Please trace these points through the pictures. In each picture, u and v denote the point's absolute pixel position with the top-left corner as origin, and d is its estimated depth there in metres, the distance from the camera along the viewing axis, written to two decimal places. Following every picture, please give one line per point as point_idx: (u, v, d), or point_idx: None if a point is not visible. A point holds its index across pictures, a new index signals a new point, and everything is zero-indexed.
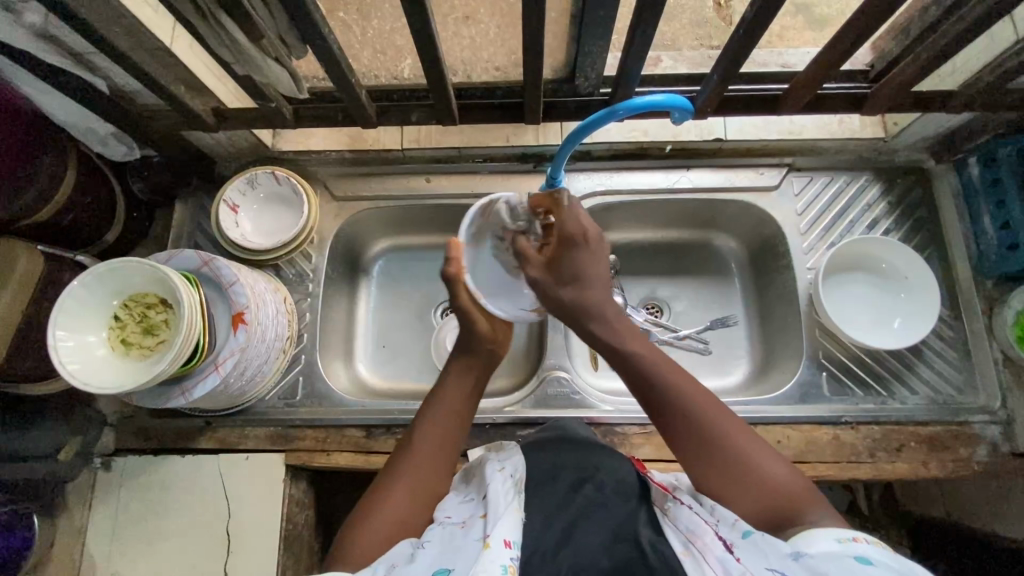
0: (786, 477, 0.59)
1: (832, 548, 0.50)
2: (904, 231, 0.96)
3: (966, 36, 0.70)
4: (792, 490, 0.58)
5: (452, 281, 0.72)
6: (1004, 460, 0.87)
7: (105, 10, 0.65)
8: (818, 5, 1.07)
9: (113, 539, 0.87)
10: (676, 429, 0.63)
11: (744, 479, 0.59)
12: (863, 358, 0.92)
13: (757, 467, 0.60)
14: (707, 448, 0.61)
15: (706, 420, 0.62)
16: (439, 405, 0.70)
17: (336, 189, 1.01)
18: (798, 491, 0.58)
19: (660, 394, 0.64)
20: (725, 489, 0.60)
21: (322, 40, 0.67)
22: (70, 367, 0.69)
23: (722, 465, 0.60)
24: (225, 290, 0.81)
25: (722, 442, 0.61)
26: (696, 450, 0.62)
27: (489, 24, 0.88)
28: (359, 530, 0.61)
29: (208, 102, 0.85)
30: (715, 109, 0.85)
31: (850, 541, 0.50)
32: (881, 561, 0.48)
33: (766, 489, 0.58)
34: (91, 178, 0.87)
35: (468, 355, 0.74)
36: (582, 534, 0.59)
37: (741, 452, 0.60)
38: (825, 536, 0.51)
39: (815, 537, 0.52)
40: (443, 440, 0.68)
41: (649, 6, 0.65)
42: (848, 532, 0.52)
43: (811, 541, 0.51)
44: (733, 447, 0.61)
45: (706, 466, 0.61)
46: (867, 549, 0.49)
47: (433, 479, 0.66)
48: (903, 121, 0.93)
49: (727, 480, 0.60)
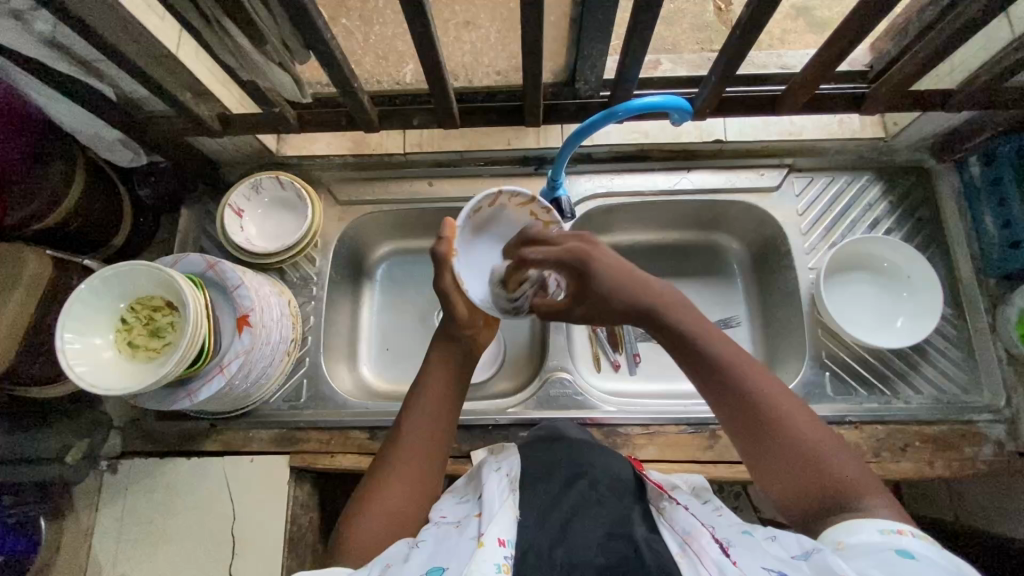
0: (846, 465, 0.58)
1: (873, 539, 0.50)
2: (906, 231, 0.96)
3: (963, 34, 0.70)
4: (852, 479, 0.57)
5: (441, 262, 0.73)
6: (1010, 459, 0.86)
7: (112, 17, 0.66)
8: (818, 8, 1.08)
9: (119, 541, 0.88)
10: (735, 414, 0.62)
11: (801, 469, 0.58)
12: (867, 358, 0.92)
13: (818, 454, 0.58)
14: (766, 435, 0.60)
15: (765, 410, 0.60)
16: (425, 396, 0.70)
17: (340, 193, 1.02)
18: (856, 480, 0.57)
19: (718, 375, 0.63)
20: (782, 477, 0.59)
21: (325, 45, 0.68)
22: (77, 369, 0.70)
23: (780, 451, 0.59)
24: (230, 293, 0.81)
25: (782, 428, 0.59)
26: (754, 435, 0.60)
27: (489, 28, 0.90)
28: (355, 523, 0.62)
29: (214, 108, 0.86)
30: (714, 109, 0.86)
31: (894, 533, 0.51)
32: (925, 557, 0.48)
33: (824, 479, 0.57)
34: (98, 184, 0.88)
35: (450, 342, 0.74)
36: (579, 528, 0.59)
37: (801, 440, 0.59)
38: (867, 527, 0.52)
39: (856, 528, 0.52)
40: (429, 433, 0.68)
41: (645, 8, 0.66)
42: (891, 524, 0.52)
43: (853, 531, 0.52)
44: (794, 433, 0.59)
45: (763, 453, 0.60)
46: (910, 543, 0.49)
47: (423, 472, 0.67)
48: (903, 121, 0.94)
49: (783, 471, 0.59)
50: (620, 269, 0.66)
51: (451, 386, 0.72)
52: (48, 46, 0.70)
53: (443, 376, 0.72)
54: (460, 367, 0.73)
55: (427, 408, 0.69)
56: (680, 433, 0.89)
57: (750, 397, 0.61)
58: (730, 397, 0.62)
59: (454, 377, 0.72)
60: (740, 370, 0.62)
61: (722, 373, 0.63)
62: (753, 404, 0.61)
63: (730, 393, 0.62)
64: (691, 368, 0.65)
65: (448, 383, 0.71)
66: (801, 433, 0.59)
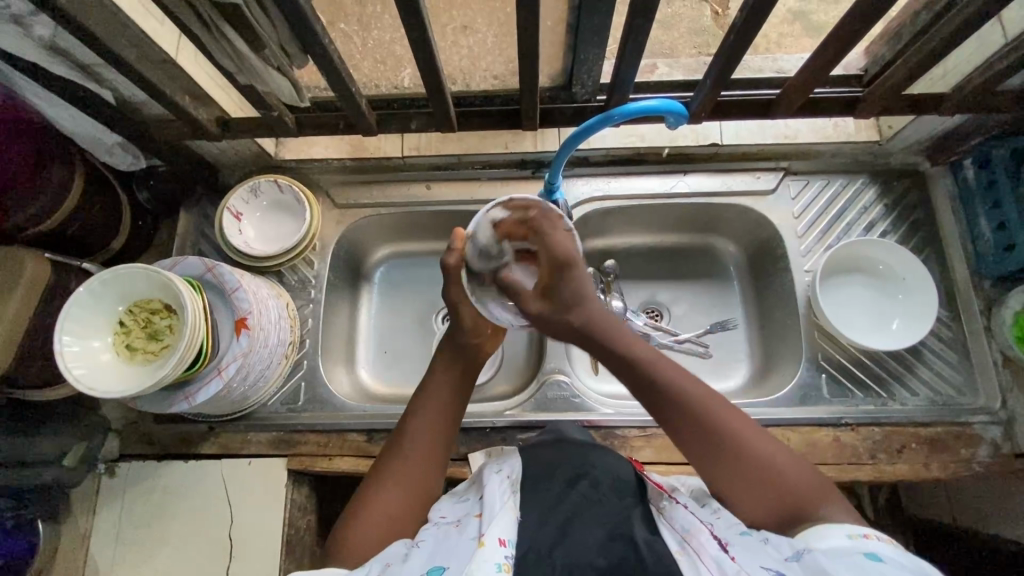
0: (801, 478, 0.59)
1: (842, 543, 0.51)
2: (901, 233, 0.97)
3: (955, 38, 0.71)
4: (809, 492, 0.58)
5: (449, 271, 0.74)
6: (1006, 460, 0.86)
7: (111, 22, 0.66)
8: (815, 12, 1.09)
9: (117, 544, 0.88)
10: (693, 436, 0.62)
11: (760, 484, 0.59)
12: (863, 360, 0.92)
13: (775, 469, 0.59)
14: (723, 454, 0.61)
15: (717, 431, 0.61)
16: (428, 398, 0.71)
17: (338, 196, 1.03)
18: (813, 491, 0.58)
19: (670, 401, 0.63)
20: (741, 493, 0.60)
21: (323, 50, 0.68)
22: (76, 372, 0.70)
23: (738, 470, 0.60)
24: (228, 296, 0.82)
25: (740, 447, 0.60)
26: (712, 456, 0.61)
27: (487, 32, 0.89)
28: (354, 522, 0.63)
29: (213, 112, 0.87)
30: (710, 113, 0.86)
31: (861, 536, 0.51)
32: (893, 558, 0.49)
33: (783, 492, 0.58)
34: (97, 188, 0.89)
35: (455, 350, 0.75)
36: (580, 529, 0.59)
37: (759, 457, 0.60)
38: (837, 531, 0.53)
39: (824, 532, 0.53)
40: (432, 433, 0.69)
41: (640, 13, 0.66)
42: (857, 528, 0.53)
43: (822, 536, 0.53)
44: (751, 451, 0.60)
45: (722, 472, 0.61)
46: (878, 546, 0.50)
47: (423, 472, 0.67)
48: (897, 125, 0.95)
49: (744, 488, 0.60)
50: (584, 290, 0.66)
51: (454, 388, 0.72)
52: (48, 50, 0.71)
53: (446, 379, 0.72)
54: (466, 367, 0.74)
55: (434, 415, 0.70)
56: None
57: (702, 419, 0.62)
58: (688, 420, 0.62)
59: (457, 379, 0.73)
60: (695, 395, 0.63)
61: (677, 398, 0.63)
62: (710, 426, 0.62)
63: (686, 418, 0.62)
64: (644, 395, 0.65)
65: (452, 386, 0.72)
66: (755, 449, 0.61)
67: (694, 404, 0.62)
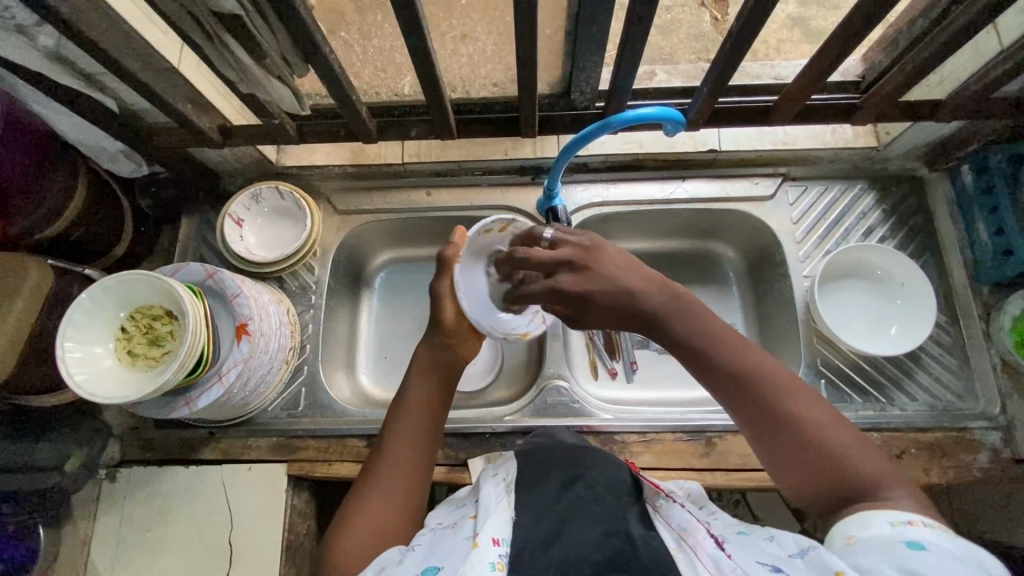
0: (863, 458, 0.55)
1: (884, 533, 0.48)
2: (899, 239, 0.97)
3: (949, 47, 0.71)
4: (870, 472, 0.54)
5: (445, 265, 0.76)
6: (1006, 466, 0.86)
7: (114, 32, 0.67)
8: (814, 18, 1.10)
9: (117, 549, 0.88)
10: (747, 410, 0.59)
11: (820, 463, 0.55)
12: (862, 365, 0.92)
13: (833, 446, 0.55)
14: (780, 428, 0.57)
15: (777, 408, 0.58)
16: (410, 406, 0.70)
17: (339, 203, 1.03)
18: (876, 471, 0.54)
19: (724, 375, 0.60)
20: (797, 471, 0.56)
21: (324, 60, 0.69)
22: (77, 377, 0.70)
23: (794, 445, 0.56)
24: (229, 302, 0.82)
25: (797, 422, 0.57)
26: (769, 433, 0.58)
27: (486, 40, 0.90)
28: (344, 535, 0.62)
29: (214, 119, 0.88)
30: (707, 120, 0.87)
31: (904, 523, 0.48)
32: (935, 547, 0.46)
33: (846, 473, 0.54)
34: (99, 195, 0.89)
35: (437, 351, 0.74)
36: (575, 527, 0.59)
37: (818, 433, 0.56)
38: (878, 518, 0.50)
39: (866, 520, 0.50)
40: (417, 442, 0.68)
41: (637, 22, 0.67)
42: (902, 514, 0.49)
43: (864, 525, 0.50)
44: (808, 426, 0.57)
45: (777, 447, 0.57)
46: (923, 534, 0.47)
47: (411, 483, 0.66)
48: (894, 131, 0.95)
49: (801, 467, 0.56)
50: (624, 272, 0.64)
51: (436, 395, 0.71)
52: (52, 60, 0.71)
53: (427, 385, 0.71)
54: (448, 374, 0.73)
55: (411, 424, 0.69)
56: (676, 441, 0.89)
57: (761, 394, 0.58)
58: (741, 393, 0.59)
59: (439, 386, 0.72)
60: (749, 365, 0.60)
61: (728, 368, 0.60)
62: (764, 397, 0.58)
63: (738, 390, 0.59)
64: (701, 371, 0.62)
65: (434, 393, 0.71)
66: (820, 427, 0.56)
67: (748, 375, 0.59)
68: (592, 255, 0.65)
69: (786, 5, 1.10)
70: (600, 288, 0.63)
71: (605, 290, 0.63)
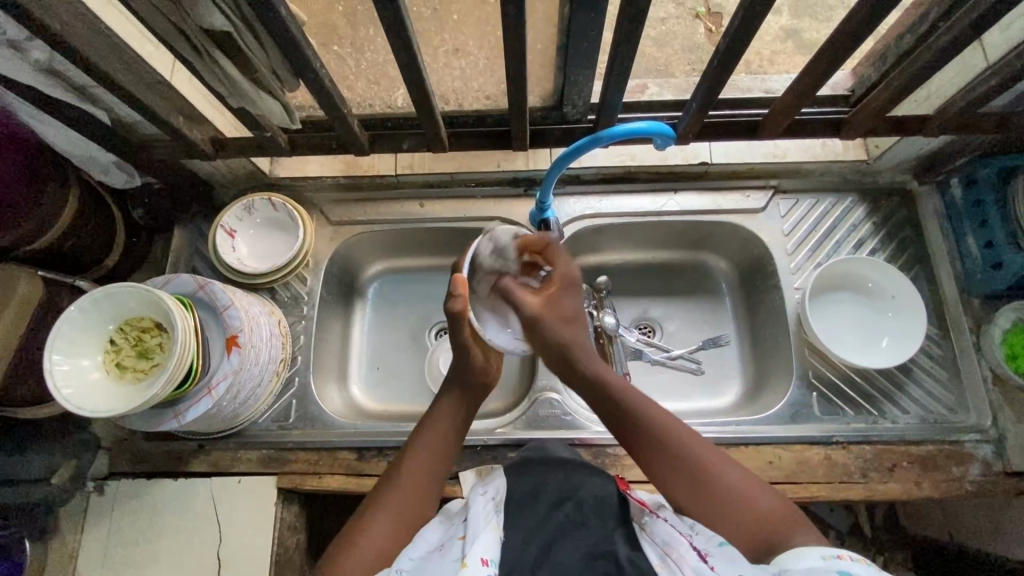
0: (763, 497, 0.61)
1: (816, 564, 0.50)
2: (889, 251, 0.98)
3: (935, 65, 0.72)
4: (778, 515, 0.59)
5: (455, 317, 0.69)
6: (997, 479, 0.87)
7: (107, 47, 0.68)
8: (806, 30, 1.11)
9: (104, 563, 0.87)
10: (659, 460, 0.64)
11: (734, 508, 0.60)
12: (854, 378, 0.92)
13: (738, 491, 0.61)
14: (695, 483, 0.62)
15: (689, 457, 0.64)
16: (421, 441, 0.69)
17: (332, 214, 1.03)
18: (781, 512, 0.59)
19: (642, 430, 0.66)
20: (722, 520, 0.60)
21: (315, 74, 0.69)
22: (64, 391, 0.70)
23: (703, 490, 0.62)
24: (219, 314, 0.82)
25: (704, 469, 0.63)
26: (685, 482, 0.63)
27: (478, 55, 0.91)
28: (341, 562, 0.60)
29: (207, 131, 0.88)
30: (697, 134, 0.87)
31: (834, 558, 0.50)
32: None
33: (758, 517, 0.59)
34: (91, 206, 0.89)
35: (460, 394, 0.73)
36: (561, 550, 0.60)
37: (725, 481, 0.62)
38: (811, 553, 0.52)
39: (800, 555, 0.52)
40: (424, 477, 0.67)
41: (626, 39, 0.68)
42: (832, 550, 0.52)
43: (798, 558, 0.52)
44: (712, 470, 0.63)
45: (688, 491, 0.62)
46: (850, 565, 0.49)
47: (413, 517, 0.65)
48: (884, 144, 0.95)
49: (719, 512, 0.60)
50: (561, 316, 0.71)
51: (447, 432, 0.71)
52: (44, 74, 0.72)
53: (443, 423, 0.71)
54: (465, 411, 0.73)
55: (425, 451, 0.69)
56: None
57: (674, 447, 0.64)
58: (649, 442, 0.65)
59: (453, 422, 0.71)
60: (663, 421, 0.66)
61: (643, 425, 0.66)
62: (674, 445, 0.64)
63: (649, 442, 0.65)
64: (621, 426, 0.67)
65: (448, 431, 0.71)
66: (728, 477, 0.62)
67: (658, 432, 0.65)
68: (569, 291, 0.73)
69: (779, 17, 1.11)
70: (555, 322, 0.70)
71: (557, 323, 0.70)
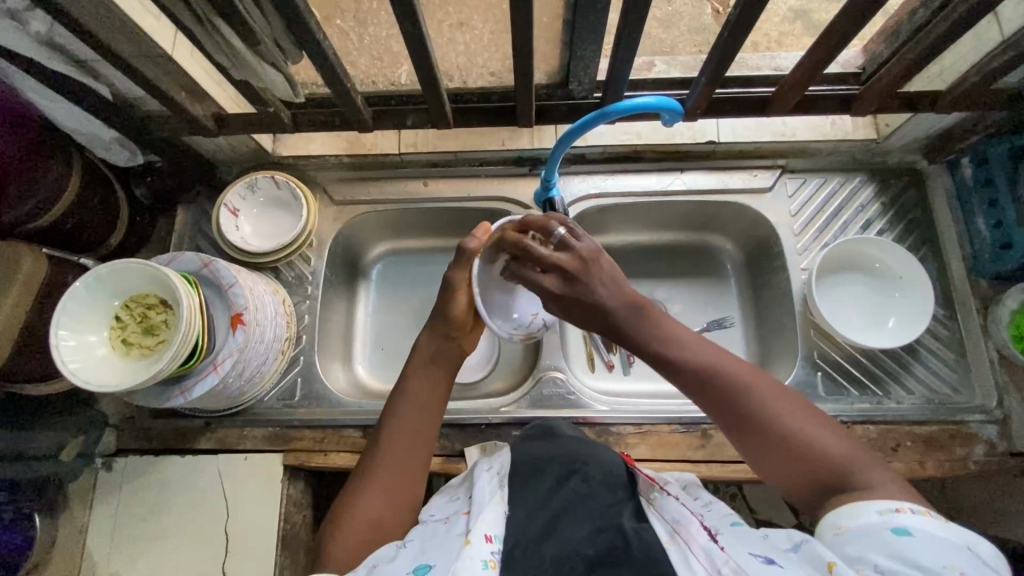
0: (834, 441, 0.57)
1: (873, 521, 0.51)
2: (898, 232, 0.97)
3: (950, 35, 0.71)
4: (847, 459, 0.56)
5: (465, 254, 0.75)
6: (1001, 458, 0.86)
7: (108, 18, 0.67)
8: (816, 11, 1.08)
9: (113, 539, 0.89)
10: (723, 415, 0.61)
11: (799, 459, 0.57)
12: (860, 358, 0.92)
13: (807, 438, 0.57)
14: (754, 438, 0.59)
15: (751, 407, 0.59)
16: (409, 400, 0.69)
17: (335, 193, 1.03)
18: (851, 458, 0.56)
19: (699, 386, 0.61)
20: (788, 471, 0.58)
21: (317, 45, 0.68)
22: (71, 365, 0.70)
23: (774, 442, 0.58)
24: (224, 291, 0.82)
25: (769, 419, 0.59)
26: (746, 434, 0.60)
27: (483, 29, 0.87)
28: (336, 537, 0.61)
29: (209, 108, 0.87)
30: (705, 110, 0.86)
31: (892, 511, 0.51)
32: (924, 533, 0.48)
33: (826, 465, 0.56)
34: (94, 183, 0.89)
35: (439, 343, 0.73)
36: (568, 524, 0.59)
37: (788, 430, 0.58)
38: (867, 508, 0.52)
39: (857, 509, 0.52)
40: (414, 438, 0.67)
41: (634, 11, 0.66)
42: (891, 503, 0.52)
43: (854, 514, 0.52)
44: (776, 419, 0.59)
45: (757, 445, 0.59)
46: (909, 521, 0.50)
47: (410, 480, 0.66)
48: (894, 123, 0.94)
49: (782, 463, 0.58)
50: (597, 301, 0.63)
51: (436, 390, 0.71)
52: (45, 46, 0.71)
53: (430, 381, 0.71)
54: (446, 369, 0.72)
55: (409, 419, 0.68)
56: (671, 433, 0.89)
57: (733, 397, 0.60)
58: (714, 396, 0.61)
59: (441, 378, 0.71)
60: (720, 372, 0.61)
61: (698, 380, 0.61)
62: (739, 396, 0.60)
63: (709, 398, 0.61)
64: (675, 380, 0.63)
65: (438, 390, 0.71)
66: (792, 424, 0.58)
67: (717, 386, 0.61)
68: (589, 268, 0.63)
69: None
70: (585, 311, 0.64)
71: (590, 312, 0.64)
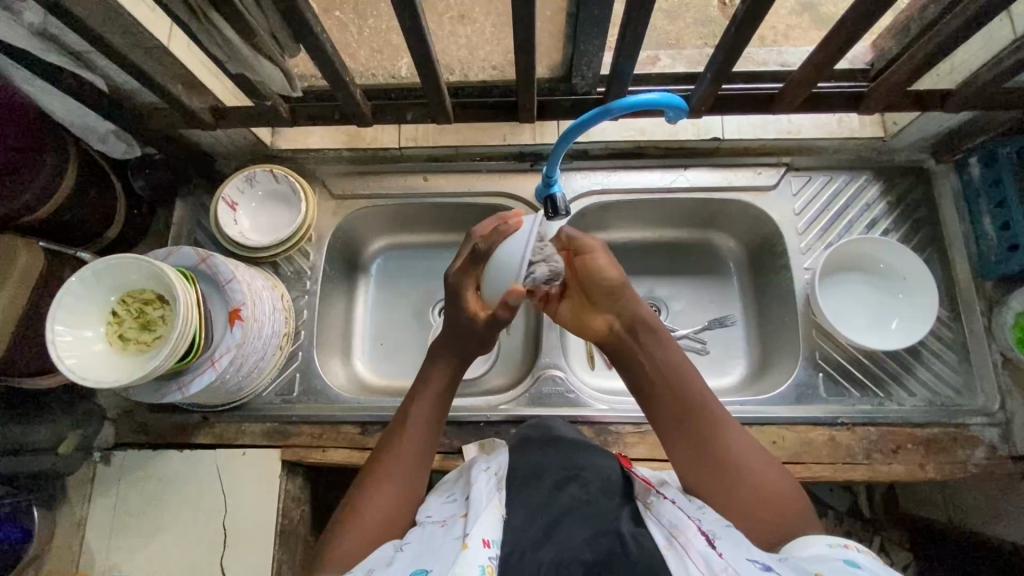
0: (783, 489, 0.63)
1: (822, 552, 0.53)
2: (903, 232, 0.96)
3: (963, 33, 0.69)
4: (789, 506, 0.62)
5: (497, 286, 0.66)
6: (1002, 462, 0.86)
7: (103, 9, 0.65)
8: (823, 4, 1.06)
9: (111, 533, 0.88)
10: (690, 439, 0.66)
11: (751, 495, 0.62)
12: (862, 360, 0.91)
13: (758, 479, 0.63)
14: (716, 467, 0.64)
15: (718, 435, 0.65)
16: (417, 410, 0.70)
17: (335, 187, 1.02)
18: (793, 504, 0.62)
19: (674, 403, 0.67)
20: (741, 507, 0.62)
21: (315, 38, 0.67)
22: (68, 361, 0.70)
23: (735, 477, 0.63)
24: (222, 286, 0.81)
25: (729, 451, 0.64)
26: (710, 462, 0.64)
27: (485, 22, 0.86)
28: (339, 543, 0.62)
29: (206, 100, 0.86)
30: (710, 107, 0.85)
31: (840, 546, 0.53)
32: (869, 567, 0.50)
33: (772, 506, 0.62)
34: (91, 175, 0.88)
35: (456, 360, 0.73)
36: (567, 529, 0.58)
37: (746, 467, 0.63)
38: (819, 540, 0.55)
39: (808, 542, 0.55)
40: (420, 449, 0.69)
41: (639, 6, 0.65)
42: (839, 539, 0.55)
43: (805, 547, 0.55)
44: (734, 453, 0.64)
45: (718, 481, 0.63)
46: (856, 555, 0.52)
47: (412, 487, 0.67)
48: (902, 121, 0.92)
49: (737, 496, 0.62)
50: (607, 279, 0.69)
51: (443, 394, 0.72)
52: (38, 36, 0.69)
53: (439, 385, 0.72)
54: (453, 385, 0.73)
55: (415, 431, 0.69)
56: None
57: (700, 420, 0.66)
58: (686, 415, 0.66)
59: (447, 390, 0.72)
60: (694, 397, 0.67)
61: (678, 394, 0.67)
62: (708, 421, 0.65)
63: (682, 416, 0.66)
64: (658, 392, 0.69)
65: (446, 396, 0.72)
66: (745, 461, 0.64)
67: (690, 405, 0.66)
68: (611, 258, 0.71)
69: None
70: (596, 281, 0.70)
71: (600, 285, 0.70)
